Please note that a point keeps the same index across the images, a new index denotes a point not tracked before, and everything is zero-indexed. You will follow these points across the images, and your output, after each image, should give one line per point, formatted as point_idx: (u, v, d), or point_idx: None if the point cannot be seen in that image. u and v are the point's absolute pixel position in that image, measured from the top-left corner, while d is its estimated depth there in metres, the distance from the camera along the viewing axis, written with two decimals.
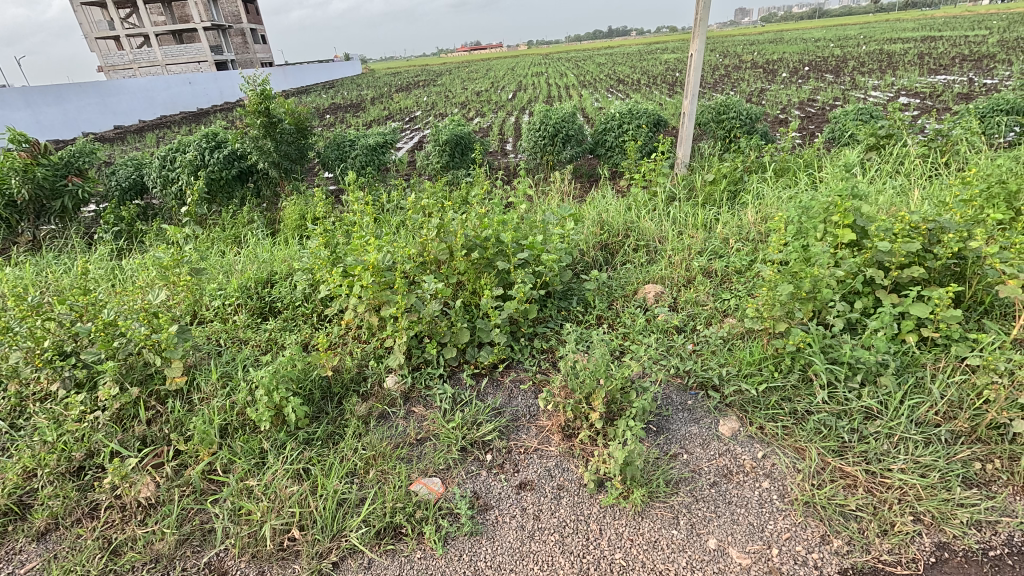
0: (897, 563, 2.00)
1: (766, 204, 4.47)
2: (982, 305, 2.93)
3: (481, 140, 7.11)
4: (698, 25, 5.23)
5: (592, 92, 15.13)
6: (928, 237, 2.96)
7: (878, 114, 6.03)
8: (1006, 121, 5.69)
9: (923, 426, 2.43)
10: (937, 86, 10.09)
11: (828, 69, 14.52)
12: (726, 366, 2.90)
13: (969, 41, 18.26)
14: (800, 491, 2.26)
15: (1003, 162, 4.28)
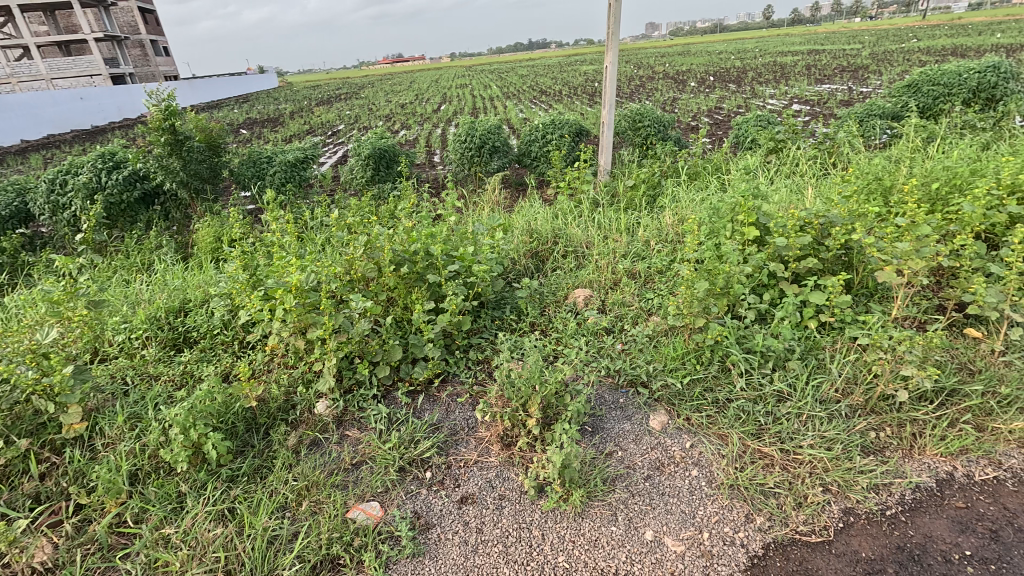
0: (811, 532, 2.18)
1: (682, 207, 4.74)
2: (868, 290, 3.27)
3: (407, 153, 7.02)
4: (610, 39, 5.49)
5: (516, 103, 15.42)
6: (820, 231, 3.28)
7: (774, 121, 6.59)
8: (880, 125, 6.40)
9: (827, 403, 2.67)
10: (823, 94, 11.19)
11: (731, 79, 15.70)
12: (653, 363, 3.04)
13: (846, 54, 20.46)
14: (725, 476, 2.41)
15: (879, 161, 4.82)
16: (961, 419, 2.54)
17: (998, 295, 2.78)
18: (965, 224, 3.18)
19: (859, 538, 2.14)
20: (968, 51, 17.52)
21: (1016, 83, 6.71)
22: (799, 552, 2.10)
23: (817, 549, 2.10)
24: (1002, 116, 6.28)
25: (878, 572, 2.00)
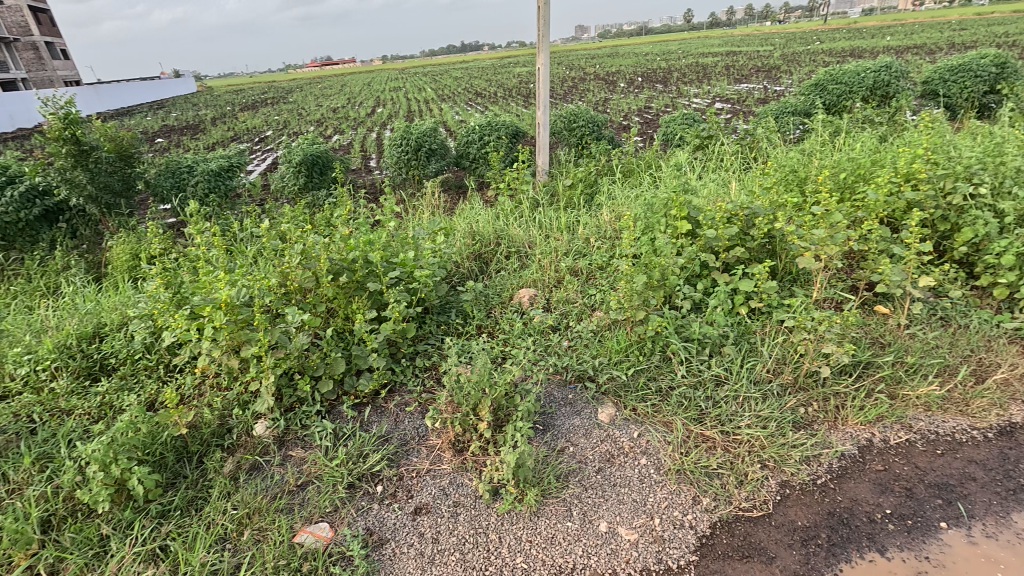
0: (753, 507, 2.30)
1: (618, 204, 4.88)
2: (791, 275, 3.50)
3: (341, 158, 6.80)
4: (541, 41, 5.56)
5: (452, 105, 15.33)
6: (746, 222, 3.48)
7: (699, 119, 6.92)
8: (793, 121, 6.88)
9: (760, 383, 2.83)
10: (741, 93, 11.88)
11: (658, 80, 16.35)
12: (599, 357, 3.10)
13: (760, 55, 21.84)
14: (672, 461, 2.50)
15: (794, 155, 5.17)
16: (876, 389, 2.77)
17: (901, 274, 3.05)
18: (870, 210, 3.46)
19: (795, 508, 2.28)
20: (863, 52, 19.20)
21: (905, 81, 7.42)
22: (743, 528, 2.21)
23: (759, 523, 2.22)
24: (895, 111, 6.93)
25: (813, 539, 2.14)
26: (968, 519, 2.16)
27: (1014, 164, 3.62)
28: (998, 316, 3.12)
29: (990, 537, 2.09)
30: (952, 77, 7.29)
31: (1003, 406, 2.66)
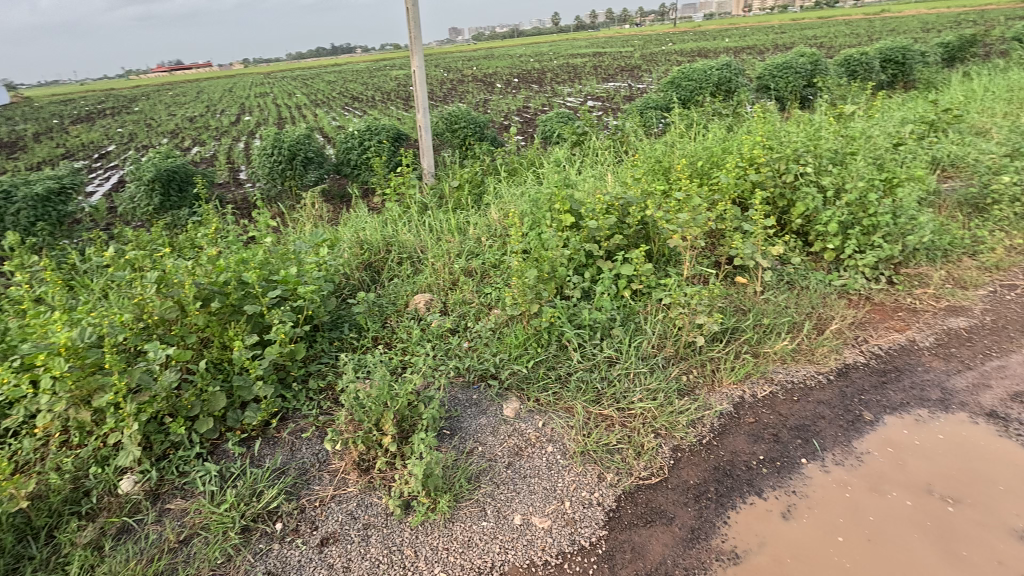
0: (651, 475, 2.47)
1: (505, 202, 4.97)
2: (665, 256, 3.81)
3: (203, 172, 6.15)
4: (413, 44, 5.48)
5: (326, 110, 14.55)
6: (622, 211, 3.72)
7: (574, 116, 7.27)
8: (656, 115, 7.49)
9: (648, 359, 3.05)
10: (610, 91, 12.70)
11: (534, 80, 16.90)
12: (499, 354, 3.14)
13: (622, 56, 23.50)
14: (576, 444, 2.60)
15: (659, 147, 5.62)
16: (743, 350, 3.11)
17: (752, 247, 3.46)
18: (724, 193, 3.88)
19: (687, 468, 2.49)
20: (708, 53, 21.50)
21: (743, 78, 8.41)
22: (644, 495, 2.37)
23: (658, 488, 2.40)
24: (737, 104, 7.83)
25: (704, 494, 2.36)
26: (822, 452, 2.52)
27: (829, 146, 4.26)
28: (829, 276, 3.66)
29: (839, 464, 2.45)
30: (779, 74, 8.40)
31: (839, 351, 3.12)
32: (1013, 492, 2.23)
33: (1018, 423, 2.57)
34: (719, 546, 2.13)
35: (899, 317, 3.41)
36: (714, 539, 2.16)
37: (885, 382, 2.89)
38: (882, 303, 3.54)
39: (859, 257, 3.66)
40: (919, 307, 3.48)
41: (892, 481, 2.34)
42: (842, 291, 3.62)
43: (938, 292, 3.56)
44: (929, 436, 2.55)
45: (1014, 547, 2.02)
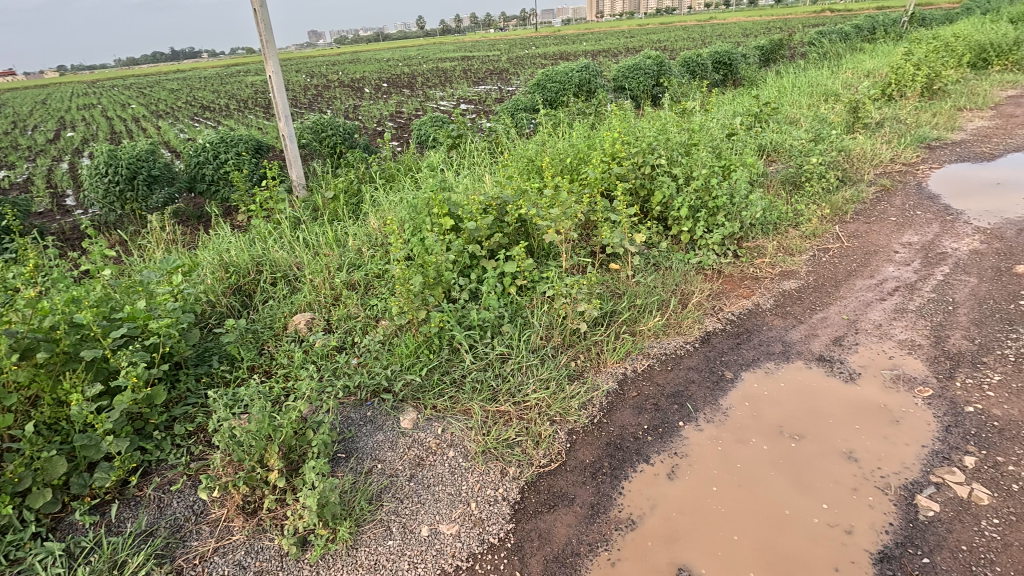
0: (550, 461, 2.56)
1: (383, 209, 4.81)
2: (545, 251, 3.96)
3: (13, 199, 5.16)
4: (265, 47, 5.08)
5: (170, 122, 12.97)
6: (500, 211, 3.80)
7: (447, 120, 7.27)
8: (526, 116, 7.76)
9: (538, 351, 3.16)
10: (481, 94, 12.91)
11: (404, 84, 16.60)
12: (391, 366, 3.04)
13: (490, 59, 24.00)
14: (477, 445, 2.62)
15: (531, 147, 5.83)
16: (622, 331, 3.35)
17: (621, 235, 3.73)
18: (592, 186, 4.13)
19: (582, 449, 2.62)
20: (570, 56, 22.75)
21: (601, 79, 9.02)
22: (546, 482, 2.45)
23: (558, 473, 2.50)
24: (599, 104, 8.38)
25: (600, 470, 2.51)
26: (695, 413, 2.80)
27: (676, 138, 4.72)
28: (687, 255, 4.07)
29: (710, 421, 2.74)
30: (631, 74, 9.14)
31: (701, 320, 3.49)
32: (840, 421, 2.66)
33: (839, 362, 3.07)
34: (617, 517, 2.28)
35: (745, 285, 3.90)
36: (612, 511, 2.31)
37: (739, 343, 3.30)
38: (731, 275, 4.03)
39: (709, 237, 4.13)
40: (760, 274, 4.02)
41: (752, 429, 2.67)
42: (699, 267, 4.05)
43: (773, 261, 4.13)
44: (776, 385, 2.94)
45: (845, 468, 2.41)
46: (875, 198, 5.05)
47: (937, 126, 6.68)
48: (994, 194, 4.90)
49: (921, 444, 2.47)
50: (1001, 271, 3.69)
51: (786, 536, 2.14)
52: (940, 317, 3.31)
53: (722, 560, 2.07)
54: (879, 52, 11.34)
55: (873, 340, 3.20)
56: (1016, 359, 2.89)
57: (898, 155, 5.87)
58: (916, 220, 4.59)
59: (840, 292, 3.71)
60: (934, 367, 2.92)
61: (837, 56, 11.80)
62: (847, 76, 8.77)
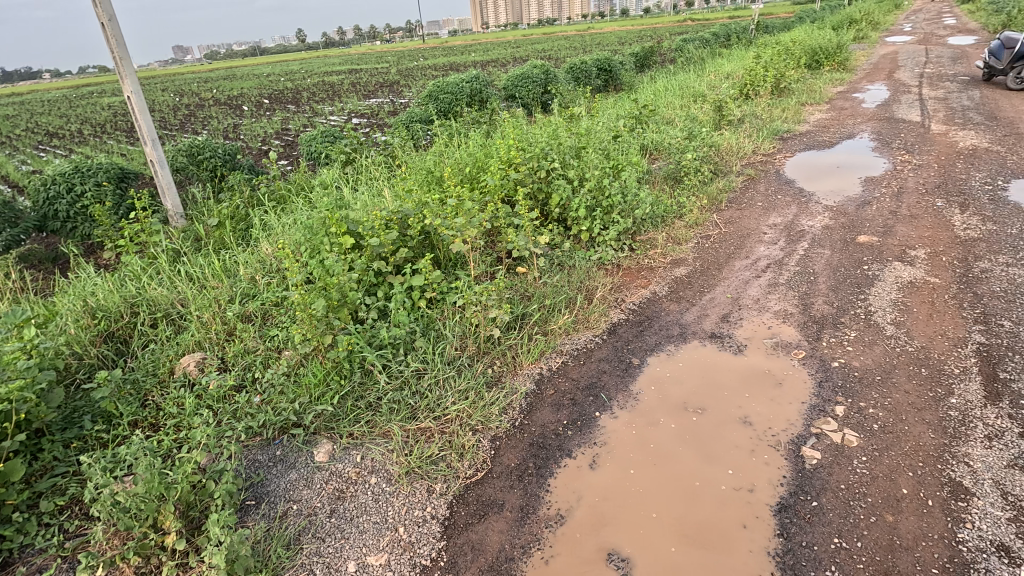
0: (476, 471, 2.55)
1: (276, 233, 4.51)
2: (452, 261, 3.93)
3: None
4: (121, 65, 4.55)
5: (6, 153, 11.20)
6: (401, 225, 3.72)
7: (338, 135, 6.99)
8: (421, 128, 7.69)
9: (453, 362, 3.14)
10: (373, 108, 12.60)
11: (288, 100, 15.72)
12: (298, 398, 2.86)
13: (379, 72, 23.51)
14: (400, 467, 2.54)
15: (429, 158, 5.78)
16: (534, 332, 3.43)
17: (524, 239, 3.82)
18: (493, 194, 4.18)
19: (507, 453, 2.64)
20: (460, 66, 22.96)
21: (492, 89, 9.18)
22: (474, 492, 2.44)
23: (485, 481, 2.49)
24: (493, 112, 8.52)
25: (525, 471, 2.54)
26: (610, 402, 2.93)
27: (567, 143, 4.93)
28: (588, 253, 4.26)
29: (623, 408, 2.88)
30: (520, 83, 9.40)
31: (607, 313, 3.67)
32: (734, 391, 2.93)
33: (728, 337, 3.37)
34: (547, 515, 2.32)
35: (642, 276, 4.16)
36: (541, 510, 2.35)
37: (642, 330, 3.51)
38: (629, 267, 4.28)
39: (606, 233, 4.36)
40: (654, 264, 4.31)
41: (661, 409, 2.85)
42: (600, 263, 4.26)
43: (664, 251, 4.45)
44: (677, 365, 3.17)
45: (742, 432, 2.65)
46: (745, 187, 5.62)
47: (787, 120, 7.60)
48: (836, 176, 5.67)
49: (800, 401, 2.78)
50: (848, 242, 4.27)
51: (700, 504, 2.31)
52: (805, 287, 3.76)
53: (646, 537, 2.18)
54: (734, 56, 12.68)
55: (754, 314, 3.56)
56: (865, 317, 3.36)
57: (759, 148, 6.60)
58: (778, 203, 5.18)
59: (724, 273, 4.08)
60: (804, 331, 3.31)
61: (700, 61, 13.01)
62: (710, 78, 9.71)
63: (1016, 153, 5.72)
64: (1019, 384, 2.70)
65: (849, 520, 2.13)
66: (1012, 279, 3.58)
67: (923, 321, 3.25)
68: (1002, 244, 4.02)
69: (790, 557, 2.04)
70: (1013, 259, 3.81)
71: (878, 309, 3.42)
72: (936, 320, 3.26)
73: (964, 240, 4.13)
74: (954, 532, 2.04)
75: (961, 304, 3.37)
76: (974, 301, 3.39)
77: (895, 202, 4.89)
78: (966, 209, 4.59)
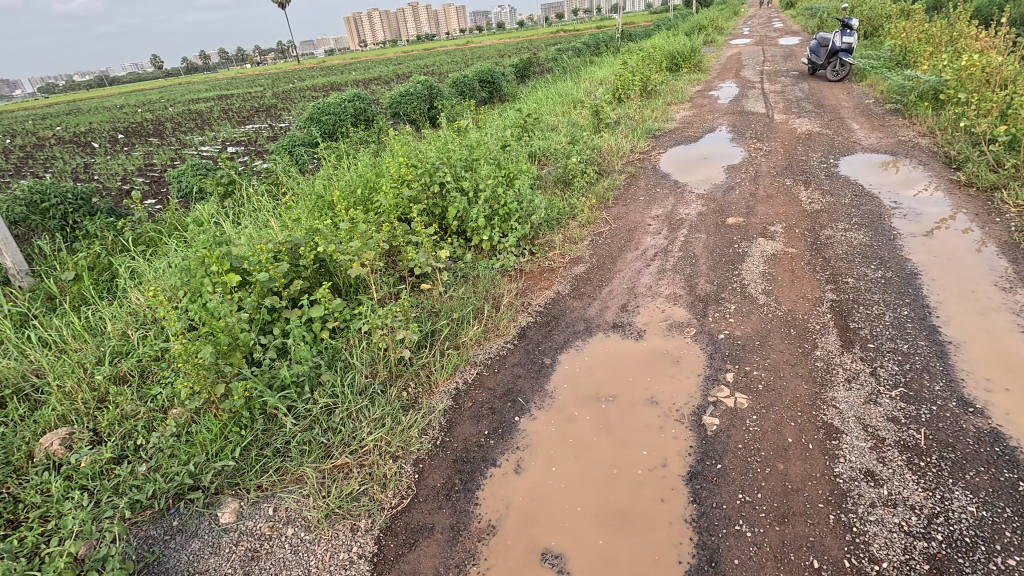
0: (401, 498, 2.47)
1: (147, 279, 4.02)
2: (353, 286, 3.79)
3: None
4: None
5: None
6: (292, 255, 3.50)
7: (212, 166, 6.44)
8: (305, 152, 7.33)
9: (365, 391, 3.02)
10: (250, 134, 11.82)
11: (148, 133, 14.26)
12: (193, 458, 2.59)
13: (251, 96, 22.11)
14: (319, 511, 2.40)
15: (317, 183, 5.52)
16: (445, 347, 3.40)
17: (425, 255, 3.78)
18: (388, 213, 4.09)
19: (431, 474, 2.59)
20: (341, 86, 22.29)
21: (376, 107, 9.00)
22: (401, 521, 2.36)
23: (411, 507, 2.42)
24: (380, 131, 8.35)
25: (452, 488, 2.51)
26: (528, 405, 2.98)
27: (458, 156, 4.95)
28: (491, 261, 4.32)
29: (542, 408, 2.95)
30: (404, 100, 9.31)
31: (515, 318, 3.74)
32: (639, 374, 3.11)
33: (629, 325, 3.58)
34: (478, 529, 2.31)
35: (545, 278, 4.30)
36: (472, 525, 2.33)
37: (550, 330, 3.62)
38: (531, 271, 4.40)
39: (505, 241, 4.45)
40: (554, 265, 4.47)
41: (575, 403, 2.96)
42: (503, 270, 4.33)
43: (562, 251, 4.64)
44: (585, 359, 3.30)
45: (650, 412, 2.83)
46: (628, 183, 6.03)
47: (657, 119, 8.26)
48: (704, 166, 6.27)
49: (696, 375, 3.02)
50: (720, 225, 4.73)
51: (620, 488, 2.42)
52: (689, 270, 4.11)
53: (575, 530, 2.25)
54: (605, 63, 13.54)
55: (649, 300, 3.82)
56: (742, 290, 3.74)
57: (636, 146, 7.10)
58: (658, 196, 5.61)
59: (618, 266, 4.34)
60: (693, 310, 3.61)
61: (576, 69, 13.75)
62: (586, 85, 10.28)
63: (840, 135, 6.70)
64: (865, 331, 3.16)
65: (748, 475, 2.35)
66: (850, 242, 4.18)
67: (787, 288, 3.68)
68: (839, 213, 4.68)
69: (704, 519, 2.20)
70: (849, 225, 4.45)
71: (750, 281, 3.82)
72: (796, 285, 3.71)
73: (810, 213, 4.75)
74: (831, 469, 2.33)
75: (814, 269, 3.87)
76: (824, 264, 3.91)
77: (753, 184, 5.52)
78: (809, 186, 5.29)
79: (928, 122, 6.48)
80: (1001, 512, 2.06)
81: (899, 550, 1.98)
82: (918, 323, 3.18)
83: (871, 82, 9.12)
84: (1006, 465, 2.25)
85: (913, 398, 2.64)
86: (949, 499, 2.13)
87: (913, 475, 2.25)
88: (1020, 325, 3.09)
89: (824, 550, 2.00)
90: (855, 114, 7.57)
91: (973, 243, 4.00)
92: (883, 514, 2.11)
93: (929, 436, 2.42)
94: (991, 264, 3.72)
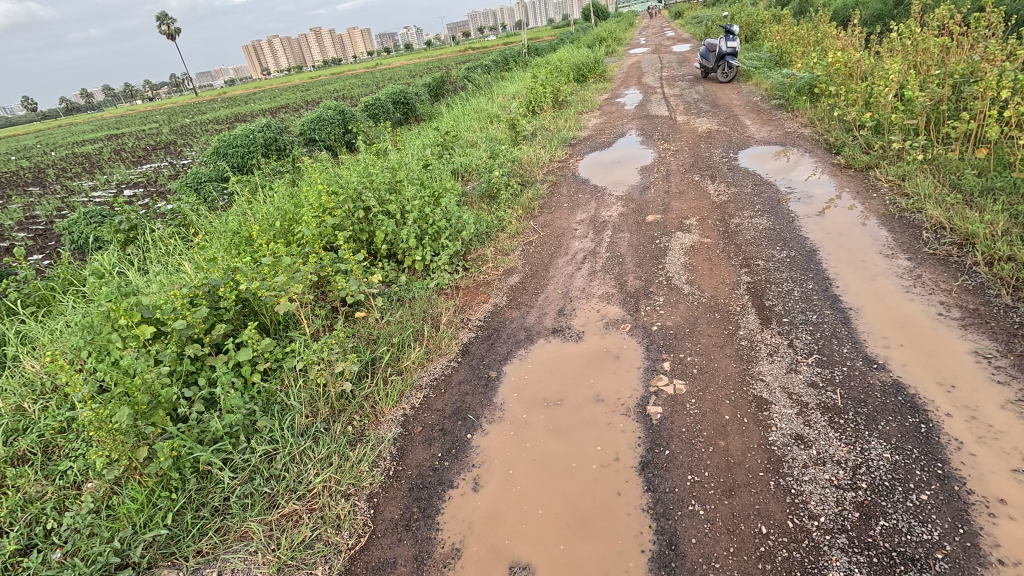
0: (359, 538, 2.37)
1: (41, 342, 3.58)
2: (281, 323, 3.61)
3: None
4: None
5: None
6: (210, 298, 3.27)
7: (109, 213, 5.90)
8: (214, 189, 6.90)
9: (307, 432, 2.88)
10: (149, 174, 10.97)
11: (26, 182, 12.83)
12: (118, 534, 2.34)
13: (146, 133, 20.54)
14: (270, 566, 2.26)
15: (231, 219, 5.22)
16: (388, 374, 3.32)
17: (356, 283, 3.68)
18: (312, 244, 3.94)
19: (387, 507, 2.50)
20: (246, 116, 21.27)
21: (287, 135, 8.66)
22: (360, 561, 2.26)
23: (370, 543, 2.34)
24: (294, 159, 8.04)
25: (411, 518, 2.44)
26: (479, 421, 2.97)
27: (381, 178, 4.88)
28: (425, 282, 4.28)
29: (492, 422, 2.95)
30: (317, 126, 9.06)
31: (456, 335, 3.72)
32: (582, 375, 3.19)
33: (568, 328, 3.67)
34: (442, 554, 2.26)
35: (481, 292, 4.31)
36: (436, 551, 2.28)
37: (492, 343, 3.63)
38: (467, 286, 4.41)
39: (437, 259, 4.42)
40: (489, 279, 4.50)
41: (525, 411, 2.99)
42: (439, 289, 4.30)
43: (495, 264, 4.68)
44: (530, 367, 3.34)
45: (597, 409, 2.91)
46: (550, 192, 6.20)
47: (572, 128, 8.57)
48: (619, 169, 6.60)
49: (636, 368, 3.15)
50: (641, 224, 4.98)
51: (577, 487, 2.47)
52: (618, 268, 4.29)
53: (538, 537, 2.26)
54: (516, 77, 13.93)
55: (584, 302, 3.94)
56: (667, 282, 3.94)
57: (555, 155, 7.34)
58: (581, 201, 5.82)
59: (551, 272, 4.44)
60: (625, 306, 3.77)
61: (488, 86, 14.03)
62: (500, 100, 10.51)
63: (736, 131, 7.28)
64: (779, 307, 3.43)
65: (695, 456, 2.48)
66: (756, 227, 4.54)
67: (707, 276, 3.93)
68: (744, 202, 5.07)
69: (660, 505, 2.29)
70: (753, 212, 4.84)
71: (675, 273, 4.05)
72: (715, 272, 3.97)
73: (719, 204, 5.11)
74: (766, 438, 2.51)
75: (728, 255, 4.16)
76: (736, 250, 4.22)
77: (666, 183, 5.85)
78: (715, 180, 5.69)
79: (808, 113, 7.20)
80: (911, 453, 2.30)
81: (833, 503, 2.16)
82: (823, 294, 3.51)
83: (756, 82, 9.99)
84: (908, 411, 2.52)
85: (827, 362, 2.90)
86: (867, 449, 2.36)
87: (835, 433, 2.47)
88: (903, 286, 3.49)
89: (769, 515, 2.14)
90: (747, 111, 8.27)
91: (858, 218, 4.48)
92: (815, 472, 2.30)
93: (844, 395, 2.66)
94: (874, 234, 4.18)
